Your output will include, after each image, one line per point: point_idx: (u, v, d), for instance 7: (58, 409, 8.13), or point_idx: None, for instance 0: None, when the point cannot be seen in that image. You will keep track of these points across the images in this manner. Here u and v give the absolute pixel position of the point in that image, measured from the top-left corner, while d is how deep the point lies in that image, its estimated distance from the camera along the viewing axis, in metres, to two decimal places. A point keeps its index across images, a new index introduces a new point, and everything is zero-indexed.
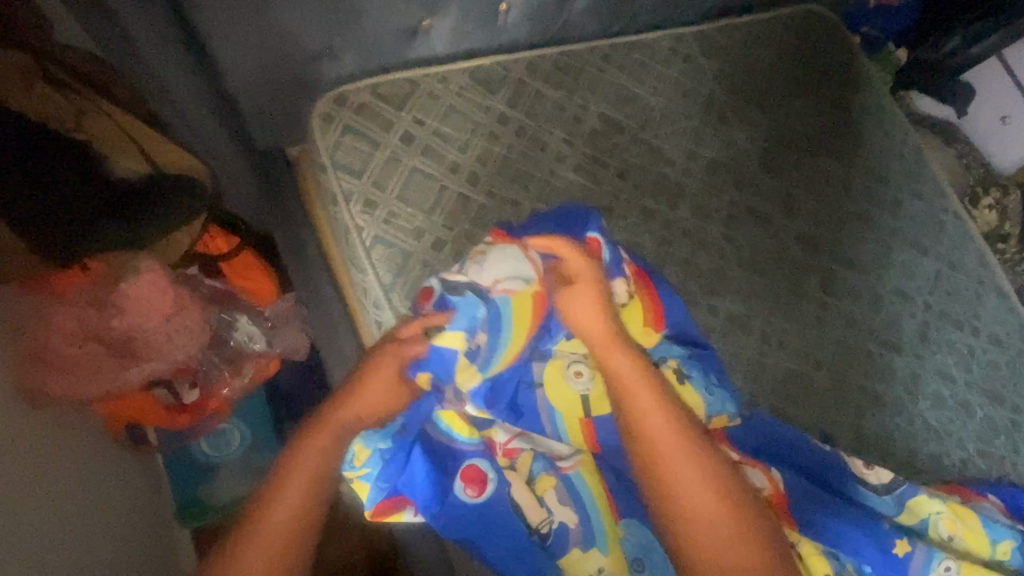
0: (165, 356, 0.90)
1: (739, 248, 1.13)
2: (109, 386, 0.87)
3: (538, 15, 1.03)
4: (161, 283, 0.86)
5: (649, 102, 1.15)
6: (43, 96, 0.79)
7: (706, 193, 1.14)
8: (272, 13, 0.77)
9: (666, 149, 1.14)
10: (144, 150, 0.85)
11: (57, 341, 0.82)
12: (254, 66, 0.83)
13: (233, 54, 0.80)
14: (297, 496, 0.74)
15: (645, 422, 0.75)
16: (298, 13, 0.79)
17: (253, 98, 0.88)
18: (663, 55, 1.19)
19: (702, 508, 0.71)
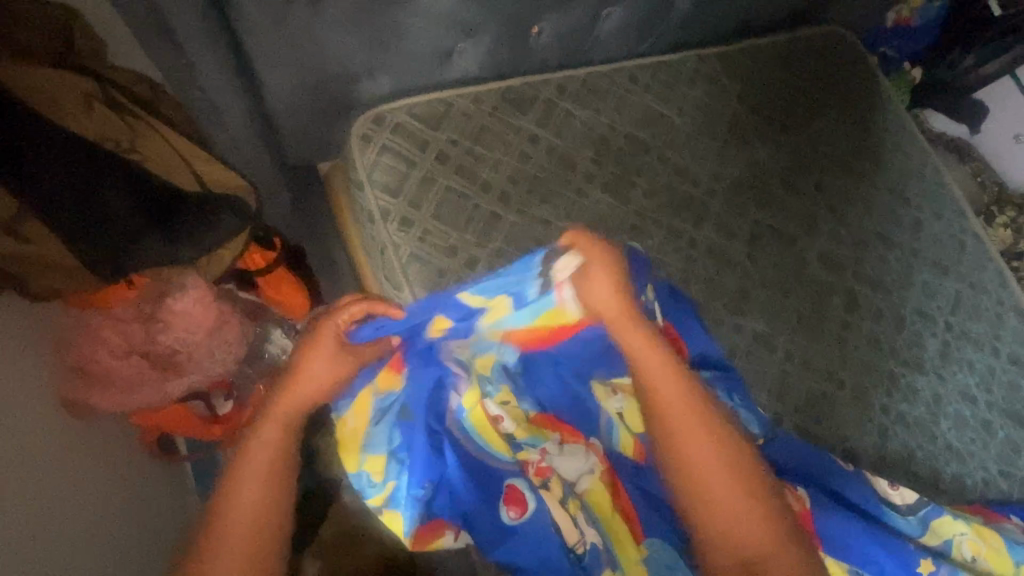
0: (206, 370, 0.93)
1: (762, 267, 1.15)
2: (149, 399, 0.90)
3: (568, 37, 1.05)
4: (205, 300, 0.90)
5: (673, 122, 1.17)
6: (100, 117, 0.81)
7: (729, 212, 1.16)
8: (318, 36, 0.79)
9: (691, 168, 1.16)
10: (193, 171, 0.86)
11: (103, 354, 0.86)
12: (297, 86, 0.85)
13: (277, 75, 0.82)
14: (259, 484, 0.73)
15: (667, 414, 0.79)
16: (342, 36, 0.81)
17: (293, 117, 0.90)
18: (688, 76, 1.22)
19: (725, 500, 0.75)
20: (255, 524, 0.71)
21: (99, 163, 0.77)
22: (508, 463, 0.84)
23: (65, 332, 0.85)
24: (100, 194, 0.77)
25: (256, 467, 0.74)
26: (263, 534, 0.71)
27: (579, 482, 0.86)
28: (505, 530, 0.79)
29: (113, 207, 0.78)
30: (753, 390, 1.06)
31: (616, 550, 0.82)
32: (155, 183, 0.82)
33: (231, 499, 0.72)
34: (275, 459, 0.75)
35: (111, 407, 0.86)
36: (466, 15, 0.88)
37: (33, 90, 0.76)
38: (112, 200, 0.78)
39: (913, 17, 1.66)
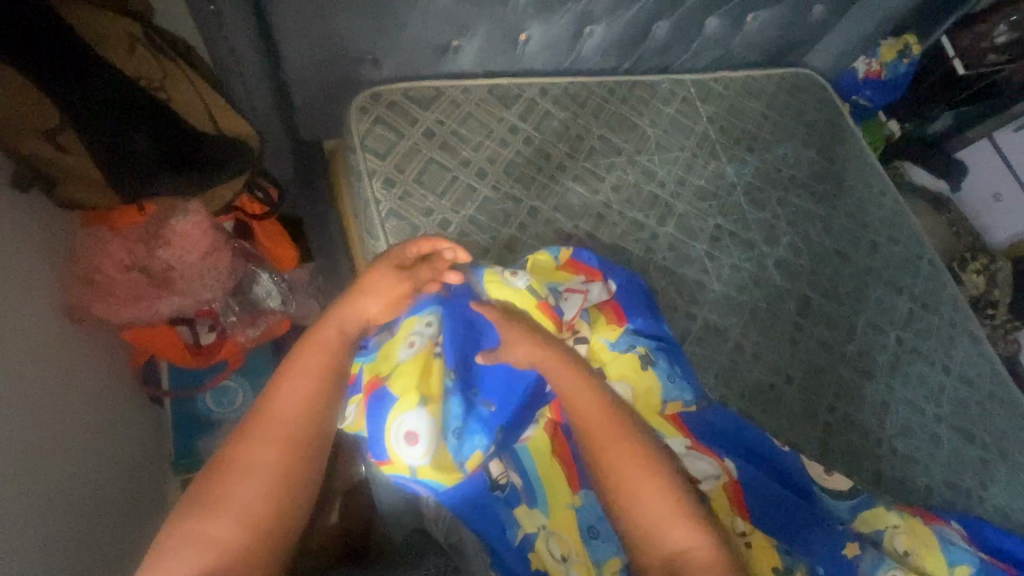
0: (196, 295, 1.03)
1: (721, 267, 1.23)
2: (142, 313, 0.99)
3: (554, 48, 1.20)
4: (204, 226, 1.00)
5: (646, 132, 1.30)
6: (139, 57, 0.92)
7: (692, 214, 1.26)
8: (330, 18, 0.93)
9: (659, 172, 1.27)
10: (212, 116, 0.99)
11: (107, 266, 0.95)
12: (309, 60, 0.99)
13: (293, 46, 0.96)
14: (292, 414, 0.71)
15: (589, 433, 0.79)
16: (350, 21, 0.95)
17: (303, 87, 1.04)
18: (663, 95, 1.36)
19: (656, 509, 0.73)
20: (286, 449, 0.69)
21: (130, 97, 0.90)
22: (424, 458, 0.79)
23: (73, 246, 0.95)
24: (128, 123, 0.90)
25: (292, 396, 0.72)
26: (296, 468, 0.68)
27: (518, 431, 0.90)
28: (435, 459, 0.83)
29: (138, 137, 0.91)
30: (700, 374, 1.11)
31: (542, 492, 0.87)
32: (179, 123, 0.95)
33: (260, 426, 0.69)
34: (309, 395, 0.73)
35: (106, 315, 0.94)
36: (462, 17, 1.03)
37: (87, 26, 0.87)
38: (138, 131, 0.91)
39: (882, 71, 1.76)
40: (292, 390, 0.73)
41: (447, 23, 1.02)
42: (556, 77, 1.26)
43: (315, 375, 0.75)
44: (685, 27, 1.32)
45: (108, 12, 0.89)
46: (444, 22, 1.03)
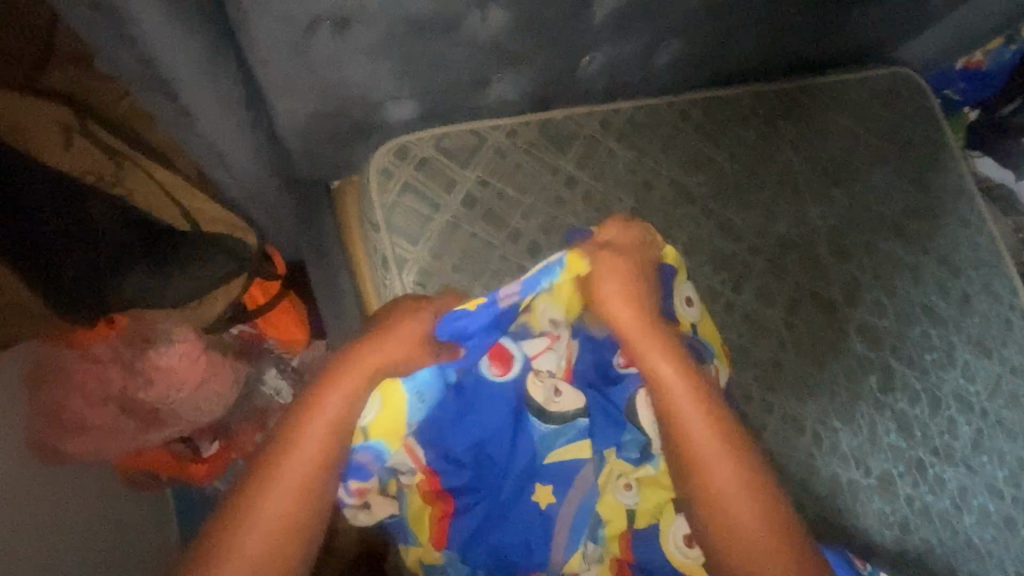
0: (188, 421, 0.95)
1: (801, 340, 1.06)
2: (128, 445, 0.93)
3: (621, 68, 0.93)
4: (193, 354, 0.93)
5: (722, 168, 1.07)
6: (82, 151, 0.90)
7: (771, 274, 1.07)
8: (339, 66, 0.67)
9: (737, 223, 1.06)
10: (183, 207, 0.93)
11: (79, 402, 0.89)
12: (310, 114, 0.73)
13: (290, 105, 0.70)
14: (311, 450, 0.67)
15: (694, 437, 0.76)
16: (367, 67, 0.69)
17: (305, 142, 0.78)
18: (743, 115, 1.11)
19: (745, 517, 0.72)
20: (302, 477, 0.66)
21: (120, 218, 0.88)
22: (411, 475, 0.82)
23: (40, 368, 0.88)
24: (106, 238, 0.86)
25: (314, 434, 0.68)
26: (298, 510, 0.65)
27: (562, 397, 0.84)
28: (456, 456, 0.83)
29: (115, 250, 0.87)
30: (778, 474, 0.98)
31: None
32: (149, 220, 0.90)
33: (266, 470, 0.66)
34: (321, 447, 0.68)
35: (85, 452, 0.89)
36: (514, 48, 0.76)
37: (47, 148, 0.88)
38: (116, 241, 0.87)
39: (985, 61, 1.50)
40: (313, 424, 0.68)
41: (495, 57, 0.76)
42: (619, 100, 1.00)
43: (331, 418, 0.69)
44: (779, 26, 1.04)
45: (92, 128, 0.92)
46: (492, 57, 0.76)
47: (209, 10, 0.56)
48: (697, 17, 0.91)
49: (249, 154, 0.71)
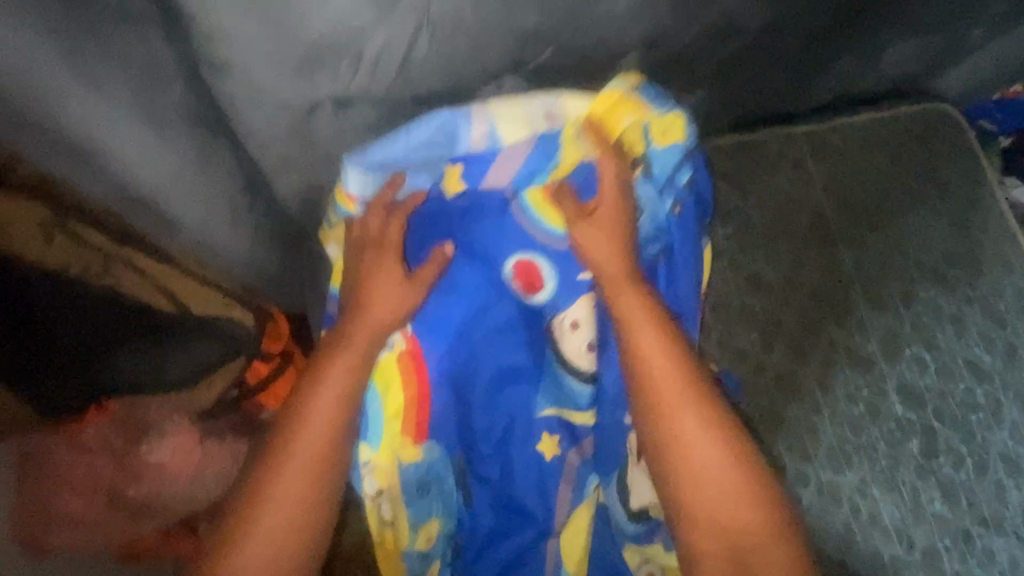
0: (182, 506, 0.92)
1: (837, 401, 0.99)
2: (117, 537, 0.87)
3: None
4: (189, 445, 0.89)
5: (749, 218, 1.01)
6: (62, 246, 0.82)
7: (804, 331, 1.00)
8: (338, 141, 0.62)
9: (766, 276, 1.00)
10: (171, 292, 0.84)
11: (67, 495, 0.84)
12: (312, 187, 0.69)
13: (291, 181, 0.66)
14: (320, 429, 0.63)
15: (658, 390, 0.65)
16: (370, 140, 0.63)
17: (311, 210, 0.75)
18: (770, 161, 1.05)
19: (715, 476, 0.62)
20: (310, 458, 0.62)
21: (105, 312, 0.80)
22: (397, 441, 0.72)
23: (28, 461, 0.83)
24: (92, 332, 0.79)
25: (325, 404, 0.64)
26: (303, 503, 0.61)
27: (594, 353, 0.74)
28: (438, 420, 0.73)
29: (100, 343, 0.79)
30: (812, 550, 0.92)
31: None
32: (140, 311, 0.82)
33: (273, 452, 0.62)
34: (331, 436, 0.64)
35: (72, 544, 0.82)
36: None
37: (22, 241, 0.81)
38: (100, 333, 0.79)
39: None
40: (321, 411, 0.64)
41: None
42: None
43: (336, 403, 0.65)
44: (814, 72, 0.97)
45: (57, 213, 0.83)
46: None
47: (205, 107, 0.55)
48: (726, 67, 0.84)
49: (257, 242, 0.70)
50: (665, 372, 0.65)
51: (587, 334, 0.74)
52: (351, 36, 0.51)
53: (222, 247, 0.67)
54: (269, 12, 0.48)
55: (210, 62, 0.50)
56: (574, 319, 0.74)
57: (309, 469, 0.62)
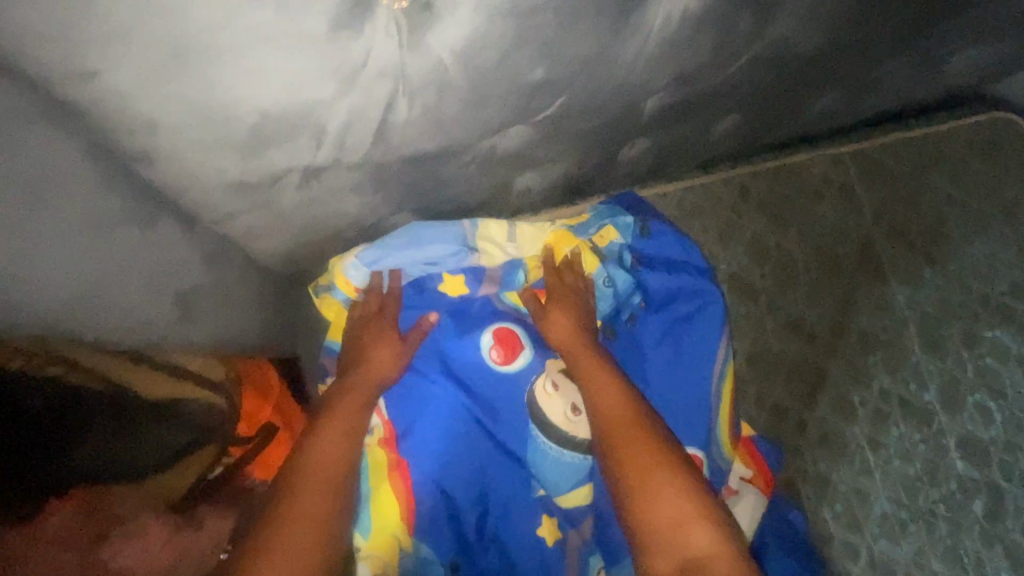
0: None
1: (890, 461, 0.88)
2: None
3: (671, 149, 0.77)
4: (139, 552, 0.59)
5: (790, 253, 0.89)
6: None
7: (851, 381, 0.88)
8: (313, 207, 0.52)
9: (809, 320, 0.88)
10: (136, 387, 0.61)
11: None
12: (290, 247, 0.60)
13: (266, 242, 0.56)
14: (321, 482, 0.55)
15: (609, 423, 0.61)
16: (351, 200, 0.54)
17: (294, 265, 0.66)
18: (813, 185, 0.93)
19: (670, 505, 0.54)
20: (311, 518, 0.52)
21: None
22: (389, 535, 0.63)
23: None
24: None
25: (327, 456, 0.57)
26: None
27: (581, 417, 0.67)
28: (428, 504, 0.64)
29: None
30: None
31: None
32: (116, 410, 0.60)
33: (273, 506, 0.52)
34: (330, 489, 0.55)
35: None
36: (538, 154, 0.60)
37: None
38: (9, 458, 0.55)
39: None
40: (331, 441, 0.59)
41: (516, 164, 0.61)
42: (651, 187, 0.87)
43: (346, 435, 0.60)
44: (869, 89, 0.84)
45: None
46: (511, 166, 0.61)
47: (142, 200, 0.45)
48: (770, 90, 0.70)
49: (231, 304, 0.63)
50: (603, 389, 0.63)
51: (569, 397, 0.67)
52: (306, 111, 0.37)
53: (178, 324, 0.60)
54: (186, 102, 0.35)
55: (130, 156, 0.39)
56: (553, 379, 0.68)
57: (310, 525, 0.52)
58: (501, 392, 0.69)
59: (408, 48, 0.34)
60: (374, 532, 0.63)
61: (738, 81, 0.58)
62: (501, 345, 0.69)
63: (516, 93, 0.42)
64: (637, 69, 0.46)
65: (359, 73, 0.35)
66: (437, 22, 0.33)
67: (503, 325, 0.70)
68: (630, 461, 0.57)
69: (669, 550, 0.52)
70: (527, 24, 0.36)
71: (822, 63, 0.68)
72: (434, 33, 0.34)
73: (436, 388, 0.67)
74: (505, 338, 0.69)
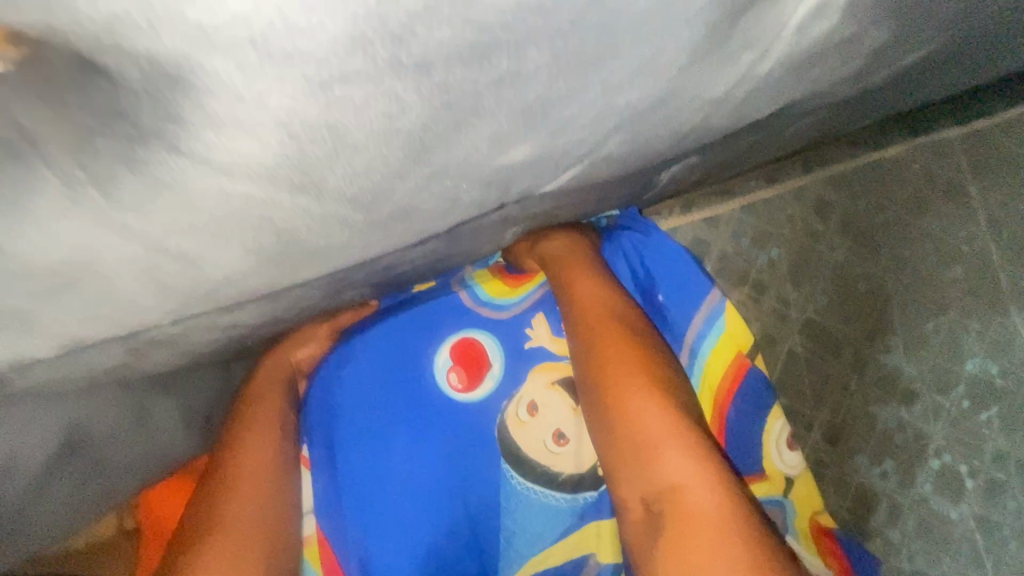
0: None
1: (1006, 547, 0.65)
2: None
3: (728, 163, 0.55)
4: None
5: (879, 283, 0.68)
6: None
7: (959, 450, 0.67)
8: (188, 341, 0.33)
9: (904, 372, 0.68)
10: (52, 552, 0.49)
11: None
12: (180, 369, 0.41)
13: (124, 381, 0.36)
14: (257, 477, 0.45)
15: (582, 323, 0.47)
16: (248, 316, 0.34)
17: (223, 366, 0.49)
18: (912, 189, 0.70)
19: (643, 425, 0.41)
20: (253, 512, 0.44)
21: None
22: None
23: None
24: None
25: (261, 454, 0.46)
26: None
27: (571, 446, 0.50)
28: None
29: None
30: None
31: None
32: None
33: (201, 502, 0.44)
34: (266, 482, 0.46)
35: None
36: (525, 215, 0.38)
37: None
38: None
39: None
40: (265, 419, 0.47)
41: (492, 230, 0.39)
42: (702, 207, 0.67)
43: (276, 418, 0.48)
44: (1004, 65, 0.54)
45: None
46: (491, 231, 0.40)
47: None
48: (878, 88, 0.41)
49: (60, 504, 0.39)
50: (579, 286, 0.48)
51: (551, 422, 0.50)
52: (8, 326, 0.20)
53: None
54: None
55: None
56: (529, 403, 0.50)
57: (247, 515, 0.44)
58: (469, 446, 0.50)
59: (102, 202, 0.17)
60: None
61: (841, 84, 0.32)
62: (464, 369, 0.51)
63: (431, 192, 0.22)
64: (666, 89, 0.21)
65: (40, 266, 0.18)
66: (174, 133, 0.15)
67: (463, 339, 0.51)
68: (602, 371, 0.44)
69: (639, 473, 0.41)
70: (378, 103, 0.16)
71: (966, 48, 0.39)
72: (157, 147, 0.16)
73: (377, 449, 0.49)
74: (466, 359, 0.51)
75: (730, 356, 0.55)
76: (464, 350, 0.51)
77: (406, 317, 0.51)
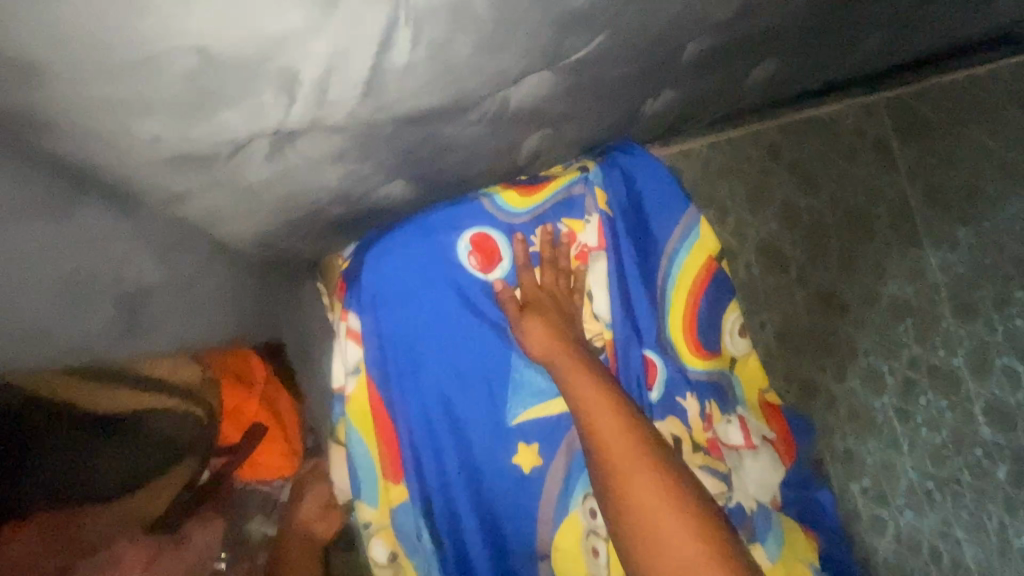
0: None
1: (916, 430, 0.81)
2: None
3: (700, 104, 0.69)
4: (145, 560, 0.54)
5: (820, 216, 0.83)
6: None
7: (882, 352, 0.82)
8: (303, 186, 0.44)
9: (839, 289, 0.82)
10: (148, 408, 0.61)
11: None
12: (272, 233, 0.52)
13: (239, 226, 0.46)
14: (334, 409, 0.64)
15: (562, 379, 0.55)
16: (345, 174, 0.45)
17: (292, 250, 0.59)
18: (847, 141, 0.86)
19: (618, 470, 0.49)
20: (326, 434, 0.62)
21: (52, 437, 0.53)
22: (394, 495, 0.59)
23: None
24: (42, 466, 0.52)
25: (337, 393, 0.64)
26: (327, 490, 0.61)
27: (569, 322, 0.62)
28: (431, 454, 0.59)
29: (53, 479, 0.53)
30: None
31: None
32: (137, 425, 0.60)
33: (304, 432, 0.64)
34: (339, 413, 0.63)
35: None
36: (548, 112, 0.50)
37: None
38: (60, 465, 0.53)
39: None
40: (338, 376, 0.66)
41: (522, 126, 0.51)
42: (678, 146, 0.81)
43: None
44: (911, 33, 0.69)
45: None
46: (520, 129, 0.52)
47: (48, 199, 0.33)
48: (808, 31, 0.55)
49: (173, 328, 0.51)
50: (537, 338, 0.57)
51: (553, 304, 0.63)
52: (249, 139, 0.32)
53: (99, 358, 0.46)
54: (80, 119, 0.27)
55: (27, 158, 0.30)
56: None
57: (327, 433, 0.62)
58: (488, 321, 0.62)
59: None
60: (381, 498, 0.60)
61: None
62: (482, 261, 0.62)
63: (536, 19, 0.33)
64: None
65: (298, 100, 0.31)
66: None
67: (477, 236, 0.62)
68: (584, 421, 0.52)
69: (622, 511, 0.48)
70: None
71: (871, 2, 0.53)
72: None
73: (421, 323, 0.61)
74: (482, 254, 0.62)
75: (701, 259, 0.68)
76: (479, 245, 0.62)
77: (435, 217, 0.61)
